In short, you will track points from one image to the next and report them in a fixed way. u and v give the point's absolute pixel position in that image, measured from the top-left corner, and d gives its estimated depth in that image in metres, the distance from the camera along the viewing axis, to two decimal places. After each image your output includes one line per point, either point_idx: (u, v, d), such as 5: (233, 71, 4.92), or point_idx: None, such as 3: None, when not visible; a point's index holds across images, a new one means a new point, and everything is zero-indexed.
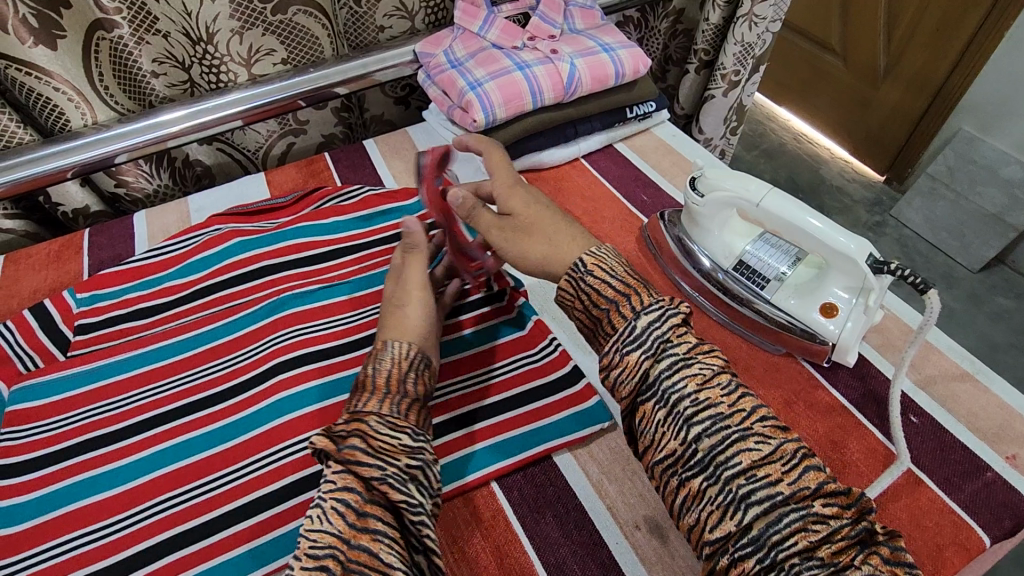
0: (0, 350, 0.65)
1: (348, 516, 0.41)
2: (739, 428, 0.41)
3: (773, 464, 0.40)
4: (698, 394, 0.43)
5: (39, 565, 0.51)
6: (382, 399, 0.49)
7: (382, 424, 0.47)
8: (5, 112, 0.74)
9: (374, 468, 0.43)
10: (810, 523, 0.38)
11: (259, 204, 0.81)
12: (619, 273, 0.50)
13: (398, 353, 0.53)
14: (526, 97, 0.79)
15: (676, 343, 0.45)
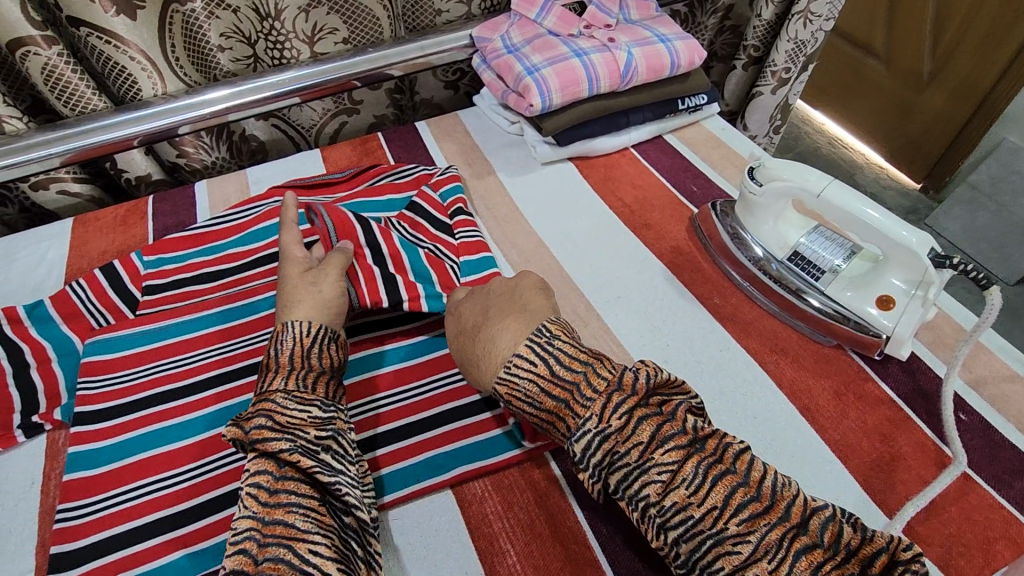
0: (74, 304, 0.69)
1: (260, 496, 0.42)
2: (713, 533, 0.38)
3: (758, 563, 0.37)
4: (662, 501, 0.40)
5: (115, 506, 0.54)
6: (286, 375, 0.51)
7: (289, 399, 0.48)
8: (83, 78, 0.76)
9: (281, 441, 0.45)
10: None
11: (317, 178, 0.83)
12: (535, 396, 0.47)
13: (299, 332, 0.54)
14: (582, 84, 0.80)
15: (623, 452, 0.42)
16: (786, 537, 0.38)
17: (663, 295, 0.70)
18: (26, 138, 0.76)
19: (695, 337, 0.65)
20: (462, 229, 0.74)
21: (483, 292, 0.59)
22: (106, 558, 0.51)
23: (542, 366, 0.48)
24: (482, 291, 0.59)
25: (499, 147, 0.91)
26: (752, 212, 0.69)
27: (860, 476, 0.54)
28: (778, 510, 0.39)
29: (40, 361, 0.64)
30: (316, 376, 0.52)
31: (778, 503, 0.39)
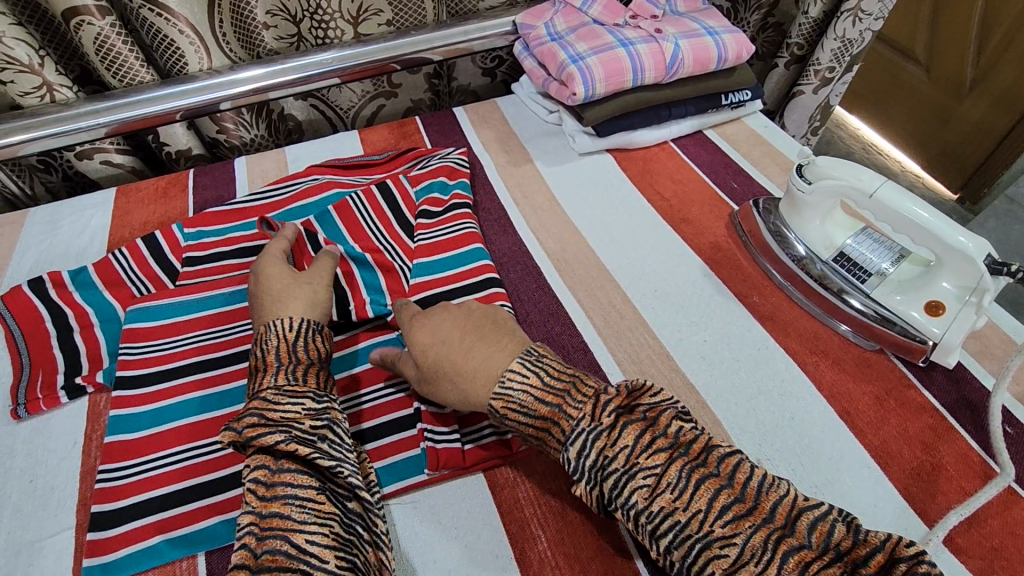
0: (116, 273, 0.70)
1: (258, 491, 0.43)
2: (701, 536, 0.40)
3: (746, 566, 0.38)
4: (650, 507, 0.41)
5: (150, 471, 0.55)
6: (276, 371, 0.51)
7: (280, 395, 0.49)
8: (132, 50, 0.77)
9: (274, 435, 0.46)
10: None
11: (356, 159, 0.84)
12: (530, 405, 0.48)
13: (283, 329, 0.55)
14: (627, 74, 0.79)
15: (610, 458, 0.43)
16: (771, 538, 0.39)
17: (701, 291, 0.69)
18: (73, 108, 0.77)
19: (732, 335, 0.64)
20: (420, 232, 0.74)
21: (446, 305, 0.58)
22: (145, 520, 0.52)
23: (535, 378, 0.49)
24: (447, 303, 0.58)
25: (537, 135, 0.90)
26: (800, 211, 0.68)
27: (899, 484, 0.53)
28: (762, 511, 0.40)
29: (83, 326, 0.66)
30: (303, 367, 0.53)
31: (761, 504, 0.40)
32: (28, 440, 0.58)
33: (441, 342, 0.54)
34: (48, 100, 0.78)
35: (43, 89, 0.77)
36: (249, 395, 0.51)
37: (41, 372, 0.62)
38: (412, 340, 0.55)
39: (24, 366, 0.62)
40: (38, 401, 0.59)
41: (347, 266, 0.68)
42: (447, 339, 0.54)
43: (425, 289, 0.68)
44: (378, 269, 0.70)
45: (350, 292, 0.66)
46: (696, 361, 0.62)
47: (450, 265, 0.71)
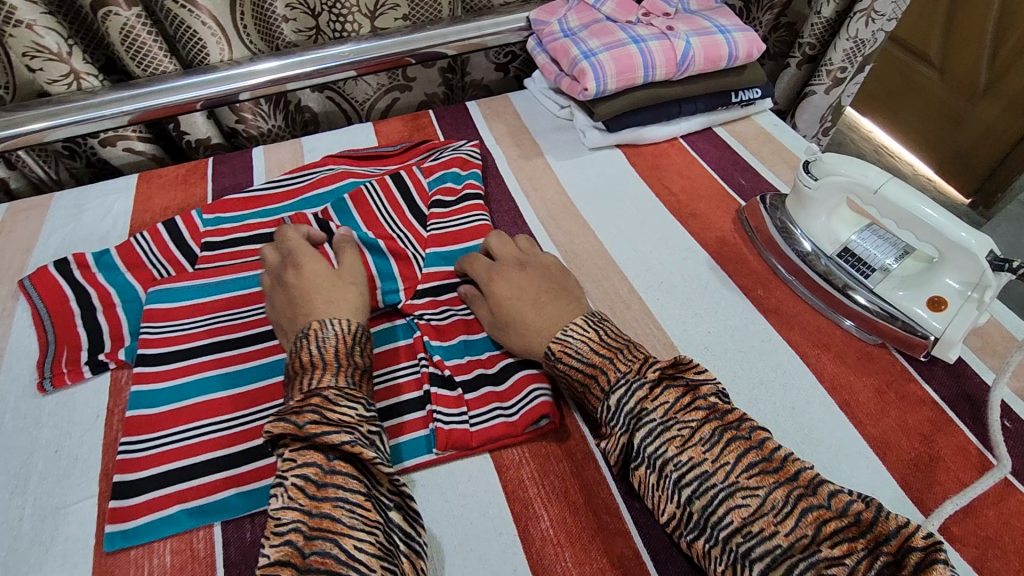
0: (138, 256, 0.72)
1: (308, 489, 0.44)
2: (725, 485, 0.45)
3: (764, 516, 0.43)
4: (680, 456, 0.47)
5: (170, 444, 0.57)
6: (337, 371, 0.52)
7: (340, 395, 0.50)
8: (156, 40, 0.80)
9: (340, 435, 0.47)
10: (823, 570, 0.40)
11: (371, 150, 0.86)
12: (584, 354, 0.55)
13: (342, 330, 0.56)
14: (638, 71, 0.81)
15: (650, 410, 0.49)
16: (792, 495, 0.43)
17: (706, 284, 0.70)
18: (98, 96, 0.79)
19: (736, 326, 0.66)
20: (434, 221, 0.76)
21: (521, 262, 0.67)
22: (165, 490, 0.54)
23: (593, 334, 0.56)
24: (521, 262, 0.67)
25: (548, 130, 0.92)
26: (806, 207, 0.69)
27: (897, 474, 0.54)
28: (787, 472, 0.44)
29: (106, 305, 0.68)
30: (359, 372, 0.54)
31: (787, 467, 0.45)
32: (54, 412, 0.60)
33: (515, 293, 0.62)
34: (75, 88, 0.81)
35: (70, 78, 0.79)
36: (302, 390, 0.50)
37: (65, 349, 0.64)
38: (489, 287, 0.64)
39: (49, 343, 0.65)
40: (63, 376, 0.62)
41: (361, 257, 0.69)
42: (524, 295, 0.62)
43: (439, 278, 0.71)
44: (390, 255, 0.71)
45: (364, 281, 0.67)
46: (700, 351, 0.63)
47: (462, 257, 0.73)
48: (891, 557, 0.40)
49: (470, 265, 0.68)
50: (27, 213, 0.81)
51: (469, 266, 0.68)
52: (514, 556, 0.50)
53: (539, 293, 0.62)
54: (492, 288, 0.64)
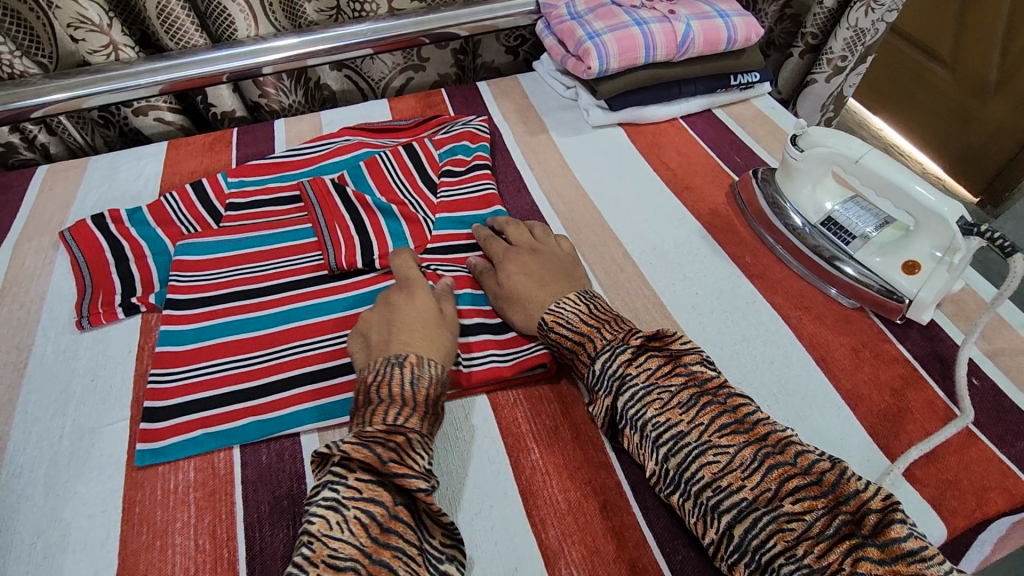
0: (167, 213, 0.78)
1: (371, 529, 0.43)
2: (697, 443, 0.47)
3: (733, 472, 0.45)
4: (658, 417, 0.49)
5: (194, 377, 0.62)
6: (424, 417, 0.52)
7: (420, 442, 0.49)
8: (188, 15, 0.85)
9: (417, 483, 0.46)
10: (784, 522, 0.42)
11: (385, 123, 0.91)
12: (574, 323, 0.58)
13: (432, 375, 0.55)
14: (639, 51, 0.85)
15: (633, 374, 0.52)
16: (761, 454, 0.45)
17: (696, 250, 0.74)
18: (133, 66, 0.85)
19: (723, 289, 0.70)
20: (443, 189, 0.80)
21: (534, 244, 0.69)
22: (189, 416, 0.59)
23: (584, 307, 0.59)
24: (538, 247, 0.69)
25: (553, 109, 0.96)
26: (793, 178, 0.73)
27: (866, 423, 0.58)
28: (757, 432, 0.46)
29: (137, 256, 0.73)
30: (435, 420, 0.54)
31: (757, 429, 0.47)
32: (90, 346, 0.66)
33: (522, 270, 0.65)
34: (113, 59, 0.86)
35: (109, 49, 0.85)
36: (383, 420, 0.50)
37: (100, 292, 0.70)
38: (501, 264, 0.67)
39: (86, 286, 0.71)
40: (99, 315, 0.68)
41: (375, 218, 0.76)
42: (530, 273, 0.65)
43: (448, 240, 0.75)
44: (401, 218, 0.76)
45: (376, 241, 0.73)
46: (687, 310, 0.67)
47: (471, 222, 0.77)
48: (849, 516, 0.42)
49: (485, 241, 0.71)
50: (65, 174, 0.87)
51: (485, 244, 0.71)
52: (506, 483, 0.54)
53: (541, 272, 0.65)
54: (504, 265, 0.66)
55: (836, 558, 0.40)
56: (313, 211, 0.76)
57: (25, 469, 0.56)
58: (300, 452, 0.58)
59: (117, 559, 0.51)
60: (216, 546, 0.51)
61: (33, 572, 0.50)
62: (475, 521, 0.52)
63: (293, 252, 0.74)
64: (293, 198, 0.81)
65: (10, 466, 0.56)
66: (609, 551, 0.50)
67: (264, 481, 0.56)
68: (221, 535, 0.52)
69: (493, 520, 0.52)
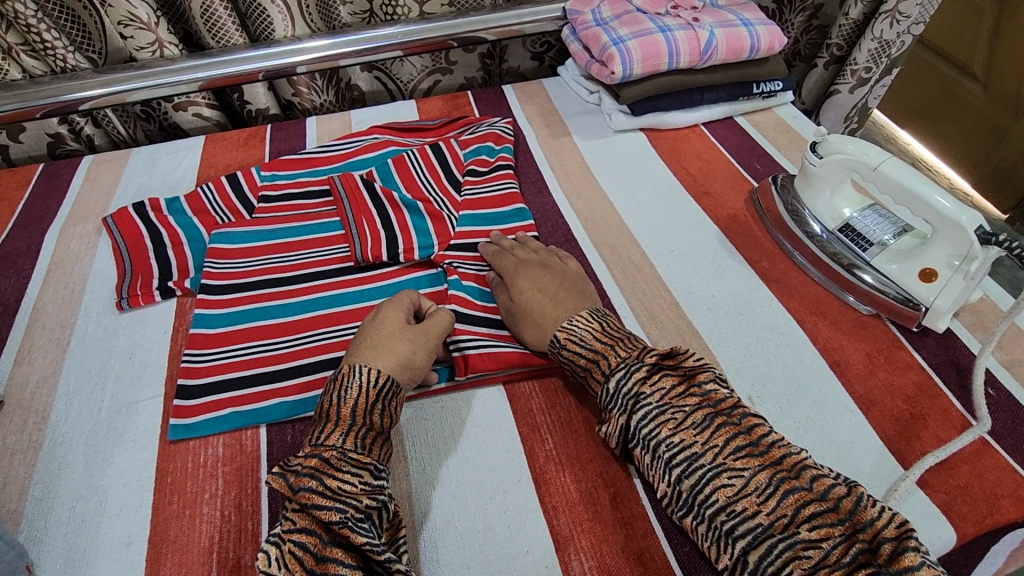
0: (203, 204, 0.82)
1: (305, 562, 0.43)
2: (712, 466, 0.48)
3: (748, 496, 0.46)
4: (672, 438, 0.50)
5: (224, 359, 0.65)
6: (346, 431, 0.50)
7: (343, 460, 0.48)
8: (229, 15, 0.89)
9: (332, 511, 0.45)
10: (800, 550, 0.42)
11: (412, 123, 0.93)
12: (587, 340, 0.58)
13: (363, 383, 0.53)
14: (663, 58, 0.86)
15: (647, 393, 0.53)
16: (776, 478, 0.46)
17: (714, 253, 0.75)
18: (176, 63, 0.89)
19: (739, 293, 0.71)
20: (467, 188, 0.82)
21: (544, 262, 0.69)
22: (220, 396, 0.62)
23: (596, 324, 0.60)
24: (548, 263, 0.69)
25: (577, 113, 0.98)
26: (812, 184, 0.73)
27: (880, 429, 0.58)
28: (772, 456, 0.47)
29: (174, 243, 0.77)
30: (373, 434, 0.52)
31: (773, 452, 0.47)
32: (129, 327, 0.69)
33: (534, 285, 0.65)
34: (158, 55, 0.91)
35: (155, 46, 0.90)
36: (310, 443, 0.50)
37: (139, 276, 0.73)
38: (512, 279, 0.67)
39: (126, 270, 0.74)
40: (138, 297, 0.71)
41: (401, 214, 0.78)
42: (544, 289, 0.65)
43: (471, 237, 0.77)
44: (426, 215, 0.79)
45: (401, 235, 0.76)
46: (703, 312, 0.69)
47: (493, 220, 0.79)
48: (866, 544, 0.42)
49: (494, 255, 0.72)
50: (109, 164, 0.92)
51: (494, 259, 0.71)
52: (518, 471, 0.56)
53: (554, 288, 0.65)
54: (515, 280, 0.66)
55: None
56: (343, 204, 0.79)
57: (67, 438, 0.59)
58: None
59: (149, 526, 0.53)
60: (240, 518, 0.54)
61: (71, 534, 0.53)
62: (488, 506, 0.54)
63: (322, 244, 0.77)
64: (321, 192, 0.84)
65: (53, 435, 0.60)
66: (617, 541, 0.51)
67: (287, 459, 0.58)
68: (246, 508, 0.55)
69: (505, 505, 0.54)
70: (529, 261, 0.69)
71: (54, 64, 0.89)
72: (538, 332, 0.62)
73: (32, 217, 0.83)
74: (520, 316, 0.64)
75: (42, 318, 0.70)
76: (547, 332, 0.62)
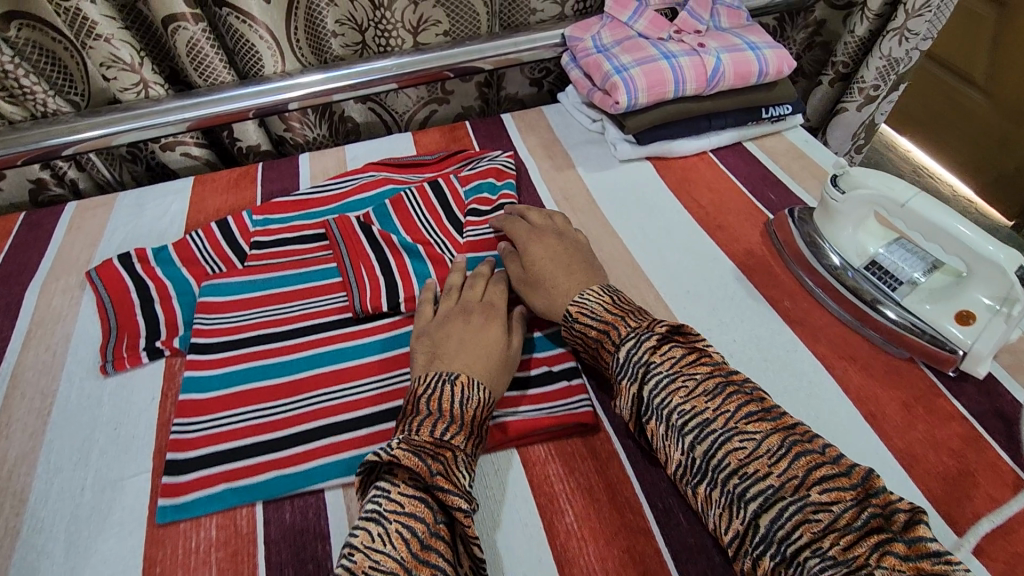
0: (193, 253, 0.78)
1: (412, 545, 0.45)
2: (723, 431, 0.48)
3: (759, 459, 0.46)
4: (684, 405, 0.50)
5: (215, 428, 0.60)
6: (468, 434, 0.53)
7: (462, 461, 0.51)
8: (215, 52, 0.85)
9: (460, 502, 0.48)
10: (810, 513, 0.42)
11: (409, 159, 0.90)
12: (598, 312, 0.59)
13: (481, 400, 0.55)
14: (669, 86, 0.83)
15: (658, 362, 0.53)
16: (787, 441, 0.46)
17: (732, 294, 0.71)
18: (162, 104, 0.85)
19: (761, 336, 0.67)
20: (470, 229, 0.79)
21: (558, 233, 0.73)
22: (212, 469, 0.57)
23: (607, 298, 0.61)
24: (562, 235, 0.72)
25: (580, 142, 0.95)
26: (833, 219, 0.70)
27: (926, 489, 0.54)
28: (782, 423, 0.48)
29: (162, 297, 0.73)
30: (478, 443, 0.54)
31: (782, 418, 0.48)
32: (113, 393, 0.65)
33: (548, 255, 0.68)
34: (143, 96, 0.87)
35: (139, 87, 0.86)
36: (433, 433, 0.51)
37: (125, 336, 0.69)
38: (525, 247, 0.70)
39: (112, 329, 0.70)
40: (123, 360, 0.67)
41: (400, 259, 0.75)
42: (558, 260, 0.68)
43: None
44: (428, 260, 0.75)
45: (402, 284, 0.72)
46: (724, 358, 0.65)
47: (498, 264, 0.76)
48: (878, 510, 0.42)
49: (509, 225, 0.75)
50: (92, 211, 0.88)
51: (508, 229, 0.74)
52: (538, 549, 0.52)
53: (567, 259, 0.68)
54: (529, 250, 0.69)
55: (863, 551, 0.40)
56: (339, 249, 0.76)
57: (48, 524, 0.55)
58: (325, 510, 0.56)
59: None
60: None
61: None
62: None
63: (318, 293, 0.73)
64: (316, 236, 0.80)
65: (32, 521, 0.55)
66: None
67: (288, 541, 0.54)
68: None
69: None
70: (547, 232, 0.73)
71: (33, 109, 0.85)
72: (550, 297, 0.65)
73: (12, 273, 0.79)
74: (533, 282, 0.67)
75: (22, 386, 0.66)
76: (559, 302, 0.64)
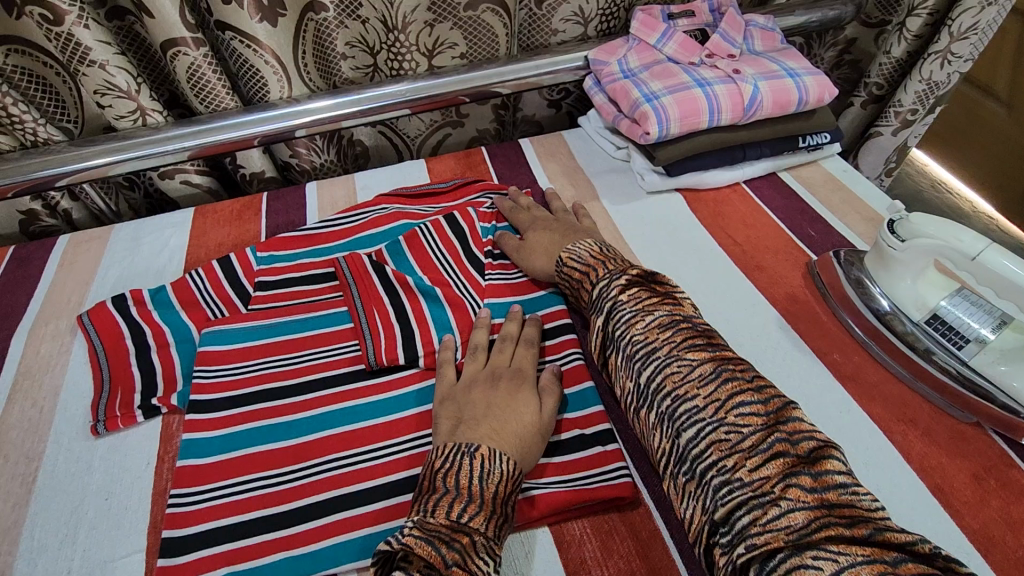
0: (192, 294, 0.72)
1: None
2: (665, 357, 0.53)
3: (691, 383, 0.50)
4: (637, 335, 0.55)
5: (214, 500, 0.55)
6: (490, 516, 0.47)
7: (483, 545, 0.45)
8: (218, 77, 0.80)
9: None
10: (722, 433, 0.47)
11: (423, 189, 0.85)
12: (585, 258, 0.66)
13: (505, 472, 0.49)
14: (703, 115, 0.78)
15: (622, 299, 0.58)
16: (719, 370, 0.51)
17: (776, 344, 0.66)
18: (161, 132, 0.80)
19: (812, 394, 0.61)
20: (491, 272, 0.74)
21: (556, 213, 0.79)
22: (213, 550, 0.52)
23: (596, 248, 0.68)
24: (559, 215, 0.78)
25: (603, 171, 0.90)
26: (889, 267, 0.65)
27: None
28: (721, 356, 0.52)
29: (160, 345, 0.67)
30: (505, 524, 0.48)
31: (725, 353, 0.53)
32: (104, 456, 0.59)
33: (543, 229, 0.74)
34: (140, 123, 0.82)
35: (137, 114, 0.81)
36: (449, 516, 0.46)
37: (119, 390, 0.64)
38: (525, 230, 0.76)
39: (104, 382, 0.65)
40: (116, 419, 0.61)
41: (416, 303, 0.69)
42: (553, 233, 0.74)
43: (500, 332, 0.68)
44: (446, 303, 0.69)
45: (418, 332, 0.66)
46: None
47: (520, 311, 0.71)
48: (785, 437, 0.45)
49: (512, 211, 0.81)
50: (86, 245, 0.82)
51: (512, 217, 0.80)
52: None
53: (562, 230, 0.74)
54: (529, 229, 0.75)
55: (769, 475, 0.43)
56: (350, 292, 0.70)
57: None
58: None
59: None
60: None
61: None
62: None
63: (329, 341, 0.68)
64: (325, 275, 0.75)
65: None
66: None
67: None
68: None
69: None
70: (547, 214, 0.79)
71: (24, 138, 0.80)
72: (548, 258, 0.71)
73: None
74: (534, 251, 0.72)
75: (4, 448, 0.60)
76: (552, 255, 0.71)
